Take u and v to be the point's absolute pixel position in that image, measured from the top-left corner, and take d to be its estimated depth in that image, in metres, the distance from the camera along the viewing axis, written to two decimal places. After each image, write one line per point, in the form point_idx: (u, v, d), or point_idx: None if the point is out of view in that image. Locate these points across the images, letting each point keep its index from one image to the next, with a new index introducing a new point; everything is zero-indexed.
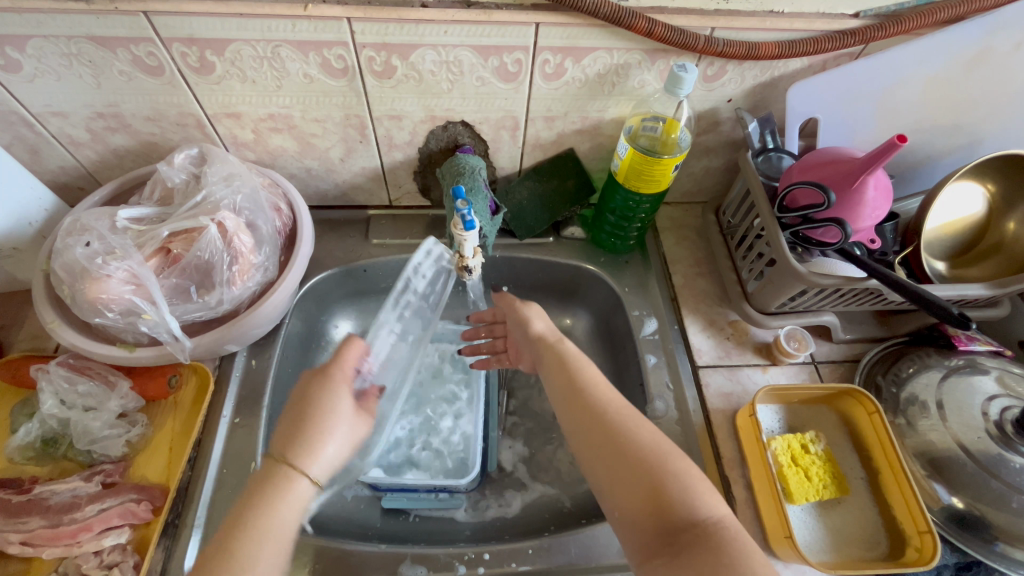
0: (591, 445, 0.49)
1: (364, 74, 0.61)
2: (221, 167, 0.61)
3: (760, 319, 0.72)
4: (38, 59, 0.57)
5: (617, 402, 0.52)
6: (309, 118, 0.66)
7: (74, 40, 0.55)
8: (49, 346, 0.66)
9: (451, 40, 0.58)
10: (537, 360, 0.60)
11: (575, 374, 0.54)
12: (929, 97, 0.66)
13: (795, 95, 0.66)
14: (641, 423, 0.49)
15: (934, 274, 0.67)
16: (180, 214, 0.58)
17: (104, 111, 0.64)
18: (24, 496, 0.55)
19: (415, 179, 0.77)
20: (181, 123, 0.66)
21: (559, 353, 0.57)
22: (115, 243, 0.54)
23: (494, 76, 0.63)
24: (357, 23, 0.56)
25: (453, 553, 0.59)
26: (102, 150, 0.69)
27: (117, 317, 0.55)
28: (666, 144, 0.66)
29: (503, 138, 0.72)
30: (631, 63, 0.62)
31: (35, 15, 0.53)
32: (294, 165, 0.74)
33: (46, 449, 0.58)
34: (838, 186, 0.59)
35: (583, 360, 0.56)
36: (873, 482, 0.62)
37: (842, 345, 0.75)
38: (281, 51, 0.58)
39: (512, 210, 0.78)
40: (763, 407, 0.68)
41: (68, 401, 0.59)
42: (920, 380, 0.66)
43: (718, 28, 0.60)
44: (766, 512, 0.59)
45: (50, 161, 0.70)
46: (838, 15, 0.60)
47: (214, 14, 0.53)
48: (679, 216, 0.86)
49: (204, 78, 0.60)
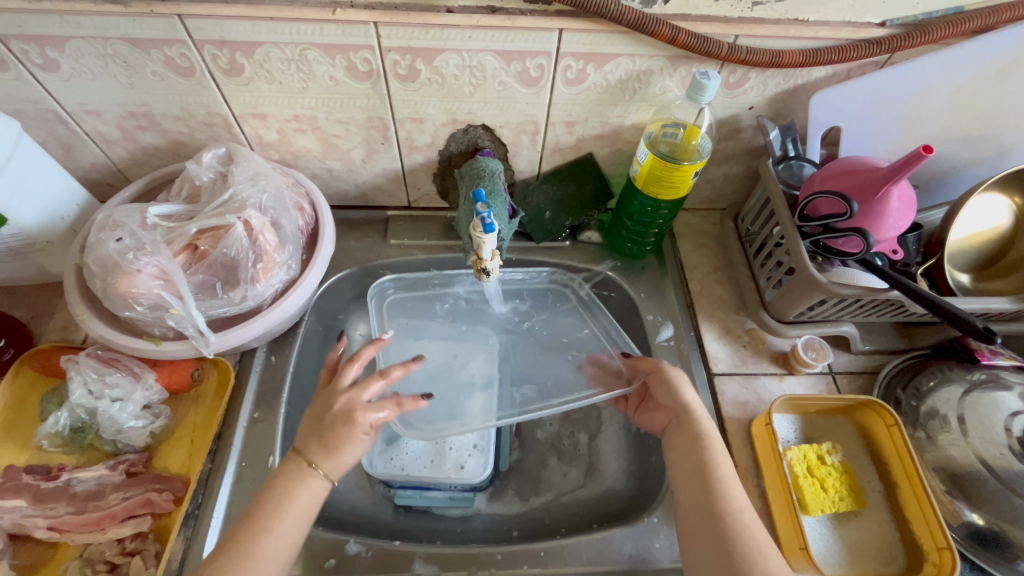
0: (688, 482, 0.55)
1: (389, 77, 0.62)
2: (247, 166, 0.62)
3: (778, 328, 0.71)
4: (75, 59, 0.59)
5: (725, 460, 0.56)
6: (333, 119, 0.67)
7: (110, 41, 0.57)
8: (77, 336, 0.69)
9: (475, 45, 0.59)
10: (670, 419, 0.61)
11: (705, 450, 0.56)
12: (955, 108, 0.65)
13: (817, 104, 0.65)
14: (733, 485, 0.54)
15: (958, 287, 0.66)
16: (207, 212, 0.59)
17: (135, 110, 0.66)
18: (52, 483, 0.57)
19: (435, 181, 0.78)
20: (209, 123, 0.68)
21: (697, 430, 0.58)
22: (145, 239, 0.56)
23: (516, 81, 0.63)
24: (384, 27, 0.57)
25: (466, 554, 0.60)
26: (132, 148, 0.71)
27: (146, 311, 0.56)
28: (686, 151, 0.65)
29: (522, 142, 0.73)
30: (653, 69, 0.63)
31: (74, 17, 0.55)
32: (317, 165, 0.75)
33: (74, 437, 0.60)
34: (861, 196, 0.58)
35: (719, 450, 0.57)
36: (891, 495, 0.62)
37: (860, 357, 0.73)
38: (308, 54, 0.59)
39: (530, 214, 0.78)
40: (779, 417, 0.67)
41: (96, 390, 0.60)
42: (941, 394, 0.65)
43: (741, 35, 0.59)
44: (781, 522, 0.58)
45: (82, 157, 0.72)
46: (864, 24, 0.59)
47: (245, 17, 0.55)
48: (697, 223, 0.86)
49: (233, 79, 0.62)
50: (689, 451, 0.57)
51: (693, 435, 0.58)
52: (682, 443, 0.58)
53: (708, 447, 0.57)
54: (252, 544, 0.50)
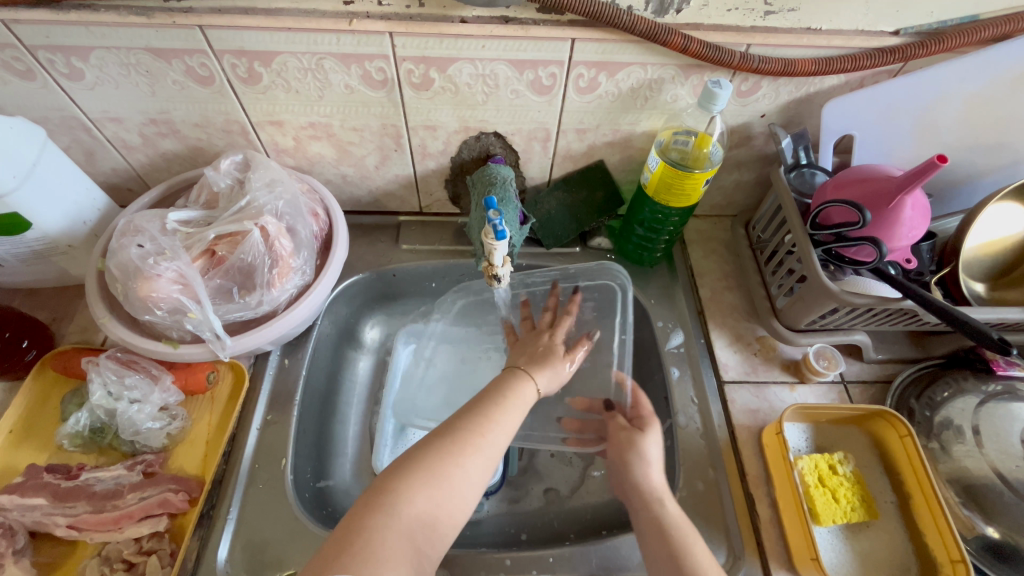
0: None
1: (403, 86, 0.63)
2: (264, 173, 0.64)
3: (789, 336, 0.71)
4: (99, 69, 0.61)
5: (699, 547, 0.53)
6: (348, 126, 0.68)
7: (133, 51, 0.59)
8: (97, 338, 0.70)
9: (488, 54, 0.60)
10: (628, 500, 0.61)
11: (671, 538, 0.54)
12: (970, 116, 0.65)
13: (829, 112, 0.65)
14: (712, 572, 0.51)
15: (973, 296, 0.65)
16: (225, 218, 0.60)
17: (156, 117, 0.67)
18: (71, 482, 0.58)
19: (447, 187, 0.79)
20: (227, 130, 0.69)
21: (657, 517, 0.56)
22: (165, 244, 0.57)
23: (529, 90, 0.64)
24: (399, 37, 0.57)
25: (475, 558, 0.60)
26: (152, 154, 0.73)
27: (165, 315, 0.57)
28: (697, 158, 0.66)
29: (534, 149, 0.73)
30: (665, 78, 0.63)
31: (99, 28, 0.56)
32: (331, 171, 0.76)
33: (93, 437, 0.61)
34: (874, 205, 0.58)
35: (689, 537, 0.54)
36: (904, 506, 0.61)
37: (873, 366, 0.73)
38: (325, 63, 0.60)
39: (540, 220, 0.79)
40: (789, 426, 0.67)
41: (114, 392, 0.61)
42: (955, 405, 0.64)
43: (754, 44, 0.60)
44: (792, 531, 0.58)
45: (103, 163, 0.74)
46: (877, 32, 0.59)
47: (264, 28, 0.56)
48: (708, 230, 0.86)
49: (251, 88, 0.63)
50: (658, 542, 0.54)
51: (654, 520, 0.56)
52: (648, 534, 0.55)
53: (676, 537, 0.54)
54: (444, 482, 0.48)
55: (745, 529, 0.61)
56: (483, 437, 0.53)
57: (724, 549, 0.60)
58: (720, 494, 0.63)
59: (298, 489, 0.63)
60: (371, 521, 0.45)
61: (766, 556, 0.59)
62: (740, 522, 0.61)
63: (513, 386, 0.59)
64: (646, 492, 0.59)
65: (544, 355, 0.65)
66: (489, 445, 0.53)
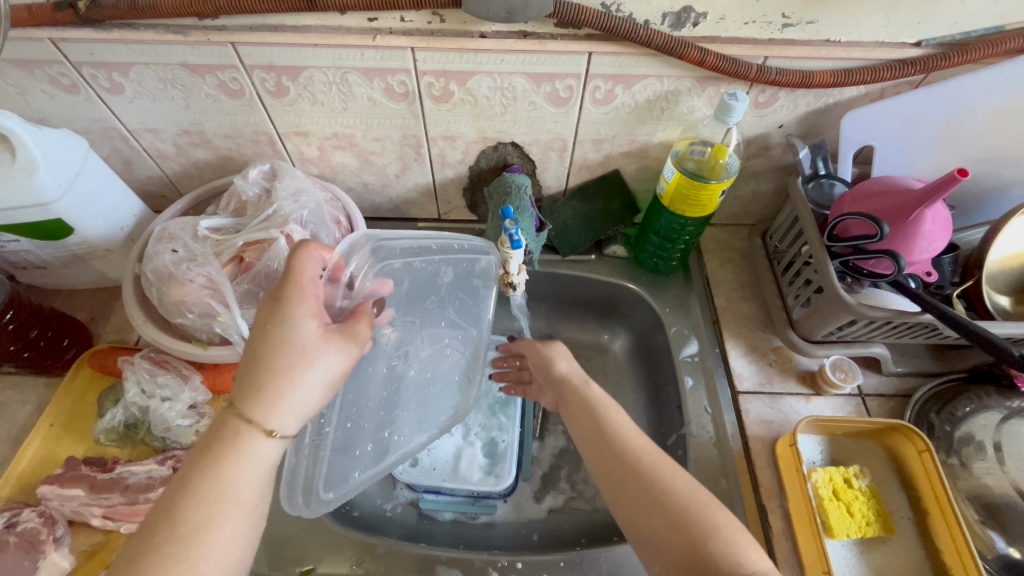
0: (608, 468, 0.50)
1: (424, 99, 0.65)
2: (290, 182, 0.66)
3: (805, 347, 0.71)
4: (138, 83, 0.64)
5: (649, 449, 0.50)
6: (370, 137, 0.71)
7: (170, 67, 0.62)
8: (131, 338, 0.74)
9: (507, 68, 0.61)
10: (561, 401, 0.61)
11: (613, 447, 0.51)
12: (996, 127, 0.64)
13: (848, 124, 0.65)
14: (674, 473, 0.47)
15: (997, 310, 0.63)
16: (253, 226, 0.63)
17: (189, 128, 0.70)
18: (107, 474, 0.61)
19: (465, 196, 0.81)
20: (255, 140, 0.72)
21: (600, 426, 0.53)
22: (197, 250, 0.61)
23: (546, 101, 0.65)
24: (420, 52, 0.59)
25: (488, 559, 0.61)
26: (185, 162, 0.76)
27: (196, 318, 0.60)
28: (713, 169, 0.67)
29: (551, 159, 0.75)
30: (681, 89, 0.64)
31: (139, 45, 0.59)
32: (353, 179, 0.79)
33: (127, 433, 0.65)
34: (893, 218, 0.58)
35: (633, 439, 0.51)
36: (921, 523, 0.61)
37: (892, 379, 0.71)
38: (349, 77, 0.62)
39: (556, 229, 0.80)
40: (804, 437, 0.66)
41: (148, 390, 0.65)
42: (976, 421, 0.64)
43: (771, 56, 0.60)
44: (806, 545, 0.58)
45: (140, 171, 0.78)
46: (898, 44, 0.59)
47: (292, 44, 0.58)
48: (725, 238, 0.86)
49: (279, 101, 0.66)
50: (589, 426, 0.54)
51: (587, 409, 0.56)
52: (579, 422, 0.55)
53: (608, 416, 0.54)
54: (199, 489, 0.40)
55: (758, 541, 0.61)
56: (246, 449, 0.42)
57: None
58: (733, 505, 0.63)
59: None
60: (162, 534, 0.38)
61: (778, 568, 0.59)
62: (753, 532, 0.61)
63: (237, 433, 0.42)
64: (589, 395, 0.58)
65: (293, 347, 0.44)
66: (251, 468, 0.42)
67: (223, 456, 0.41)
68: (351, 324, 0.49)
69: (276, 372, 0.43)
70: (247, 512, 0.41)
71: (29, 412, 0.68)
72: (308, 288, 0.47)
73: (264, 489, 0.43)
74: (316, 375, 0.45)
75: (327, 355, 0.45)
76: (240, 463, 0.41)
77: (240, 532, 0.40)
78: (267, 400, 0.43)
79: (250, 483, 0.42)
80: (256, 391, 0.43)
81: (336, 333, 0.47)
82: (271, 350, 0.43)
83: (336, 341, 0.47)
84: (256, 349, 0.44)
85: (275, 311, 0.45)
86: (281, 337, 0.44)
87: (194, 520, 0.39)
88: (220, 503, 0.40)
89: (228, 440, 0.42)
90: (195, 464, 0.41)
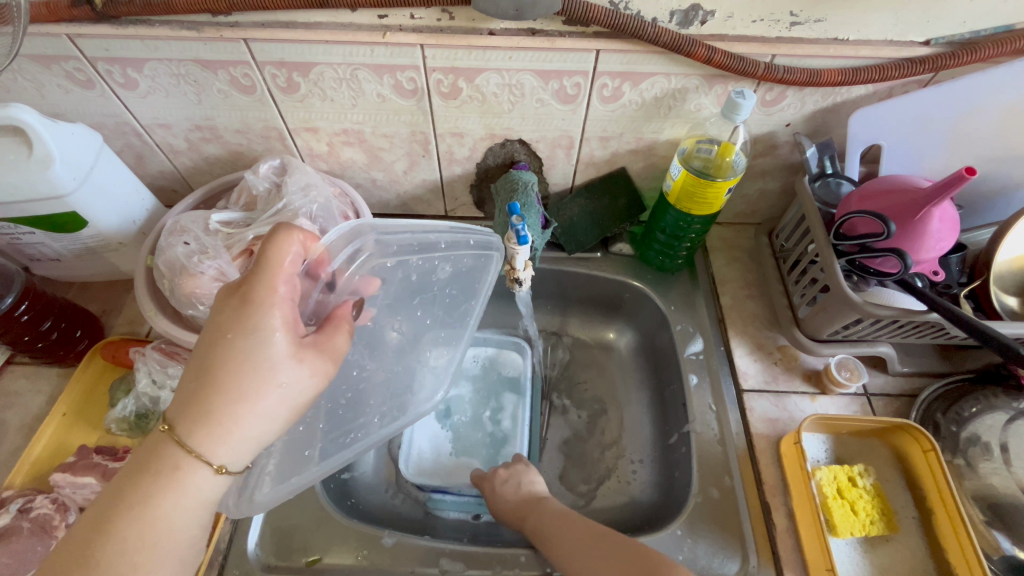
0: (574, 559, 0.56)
1: (432, 95, 0.66)
2: (300, 177, 0.67)
3: (811, 346, 0.71)
4: (152, 78, 0.65)
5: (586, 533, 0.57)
6: (379, 133, 0.71)
7: (183, 62, 0.63)
8: (142, 330, 0.75)
9: (515, 65, 0.62)
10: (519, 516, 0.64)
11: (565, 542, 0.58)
12: (1006, 126, 0.63)
13: (856, 122, 0.65)
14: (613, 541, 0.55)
15: (1005, 310, 0.63)
16: (264, 220, 0.64)
17: (201, 123, 0.71)
18: (119, 463, 0.62)
19: (471, 192, 0.81)
20: (266, 136, 0.73)
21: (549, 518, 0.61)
22: (208, 244, 0.62)
23: (553, 99, 0.66)
24: (429, 49, 0.60)
25: (492, 553, 0.62)
26: (196, 158, 0.77)
27: (206, 310, 0.61)
28: (720, 167, 0.67)
29: (558, 156, 0.75)
30: (689, 87, 0.64)
31: (154, 41, 0.60)
32: (362, 175, 0.80)
33: (138, 423, 0.66)
34: (901, 216, 0.58)
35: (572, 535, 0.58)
36: (926, 522, 0.60)
37: (898, 379, 0.71)
38: (359, 74, 0.63)
39: (563, 226, 0.80)
40: (808, 436, 0.66)
41: (158, 380, 0.66)
42: (984, 421, 0.64)
43: (779, 55, 0.60)
44: (810, 543, 0.58)
45: (152, 166, 0.79)
46: (907, 43, 0.59)
47: (303, 40, 0.59)
48: (731, 237, 0.86)
49: (290, 97, 0.66)
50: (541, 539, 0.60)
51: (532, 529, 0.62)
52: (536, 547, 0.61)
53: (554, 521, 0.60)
54: (142, 512, 0.40)
55: (761, 538, 0.61)
56: (188, 479, 0.41)
57: (738, 558, 0.60)
58: (737, 502, 0.63)
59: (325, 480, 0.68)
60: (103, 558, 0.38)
61: (781, 565, 0.59)
62: (756, 530, 0.61)
63: (179, 463, 0.41)
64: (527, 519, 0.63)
65: (248, 363, 0.41)
66: (194, 498, 0.42)
67: (165, 482, 0.41)
68: (329, 338, 0.47)
69: (233, 400, 0.41)
70: (183, 554, 0.42)
71: (42, 401, 0.69)
72: (283, 285, 0.43)
73: (205, 521, 0.43)
74: (275, 401, 0.43)
75: (289, 379, 0.43)
76: (178, 494, 0.41)
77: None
78: (208, 431, 0.41)
79: (188, 523, 0.42)
80: (204, 420, 0.41)
81: (311, 350, 0.45)
82: (231, 368, 0.41)
83: (312, 363, 0.45)
84: (210, 360, 0.41)
85: (239, 313, 0.41)
86: (243, 352, 0.41)
87: (119, 571, 0.38)
88: (151, 549, 0.39)
89: (166, 474, 0.41)
90: (135, 487, 0.40)
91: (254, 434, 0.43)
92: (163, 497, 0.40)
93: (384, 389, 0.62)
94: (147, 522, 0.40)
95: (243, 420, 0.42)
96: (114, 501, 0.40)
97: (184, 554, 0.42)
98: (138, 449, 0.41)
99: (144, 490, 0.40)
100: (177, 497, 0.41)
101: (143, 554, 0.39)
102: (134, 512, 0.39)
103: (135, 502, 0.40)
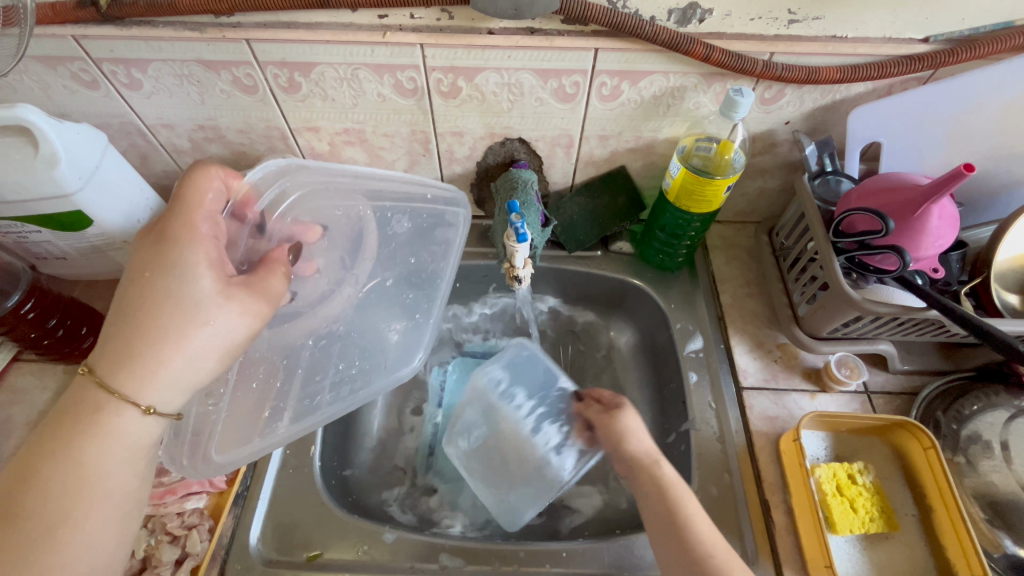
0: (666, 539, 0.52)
1: (432, 95, 0.66)
2: None
3: (811, 344, 0.71)
4: (156, 79, 0.66)
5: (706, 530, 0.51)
6: (380, 133, 0.72)
7: (186, 63, 0.63)
8: None
9: (514, 64, 0.62)
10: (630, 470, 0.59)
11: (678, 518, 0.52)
12: (1005, 124, 0.63)
13: (855, 120, 0.65)
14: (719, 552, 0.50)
15: (1005, 308, 0.62)
16: None
17: (204, 123, 0.72)
18: None
19: (472, 191, 0.82)
20: (268, 135, 0.74)
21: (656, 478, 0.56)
22: None
23: (552, 98, 0.66)
24: (429, 48, 0.60)
25: (491, 549, 0.62)
26: (200, 157, 0.78)
27: None
28: (719, 165, 0.67)
29: (557, 155, 0.75)
30: (687, 85, 0.64)
31: (157, 42, 0.61)
32: None
33: None
34: (899, 213, 0.58)
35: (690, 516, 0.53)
36: (926, 520, 0.60)
37: (898, 377, 0.71)
38: (360, 73, 0.64)
39: (563, 225, 0.81)
40: (808, 433, 0.66)
41: None
42: (984, 419, 0.63)
43: (777, 53, 0.60)
44: (808, 541, 0.58)
45: (156, 166, 0.80)
46: (905, 40, 0.59)
47: (304, 41, 0.60)
48: (731, 235, 0.86)
49: (291, 96, 0.67)
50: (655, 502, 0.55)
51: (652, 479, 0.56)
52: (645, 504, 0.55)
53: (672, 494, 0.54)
54: (70, 453, 0.44)
55: (761, 536, 0.61)
56: (117, 420, 0.46)
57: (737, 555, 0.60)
58: (735, 499, 0.63)
59: (325, 477, 0.68)
60: (30, 497, 0.42)
61: (780, 562, 0.59)
62: (756, 527, 0.61)
63: (103, 406, 0.45)
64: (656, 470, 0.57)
65: (171, 298, 0.46)
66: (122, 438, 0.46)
67: (90, 425, 0.45)
68: (262, 278, 0.51)
69: (159, 338, 0.46)
70: (114, 495, 0.46)
71: (47, 398, 0.70)
72: (200, 227, 0.49)
73: (137, 469, 0.48)
74: (203, 338, 0.47)
75: (216, 316, 0.47)
76: (102, 435, 0.45)
77: (104, 517, 0.45)
78: (131, 369, 0.45)
79: (117, 466, 0.46)
80: (129, 360, 0.45)
81: (240, 290, 0.49)
82: (156, 305, 0.46)
83: (240, 301, 0.49)
84: (133, 301, 0.46)
85: (160, 255, 0.47)
86: (165, 290, 0.46)
87: (48, 510, 0.42)
88: (77, 488, 0.44)
89: (92, 415, 0.45)
90: (61, 431, 0.45)
91: (182, 370, 0.47)
92: (89, 439, 0.45)
93: (355, 345, 0.63)
94: (71, 462, 0.44)
95: (168, 352, 0.46)
96: (47, 443, 0.44)
97: (114, 497, 0.46)
98: (67, 396, 0.46)
99: (71, 432, 0.45)
100: (106, 439, 0.46)
101: (73, 495, 0.43)
102: (60, 454, 0.44)
103: (64, 445, 0.44)
